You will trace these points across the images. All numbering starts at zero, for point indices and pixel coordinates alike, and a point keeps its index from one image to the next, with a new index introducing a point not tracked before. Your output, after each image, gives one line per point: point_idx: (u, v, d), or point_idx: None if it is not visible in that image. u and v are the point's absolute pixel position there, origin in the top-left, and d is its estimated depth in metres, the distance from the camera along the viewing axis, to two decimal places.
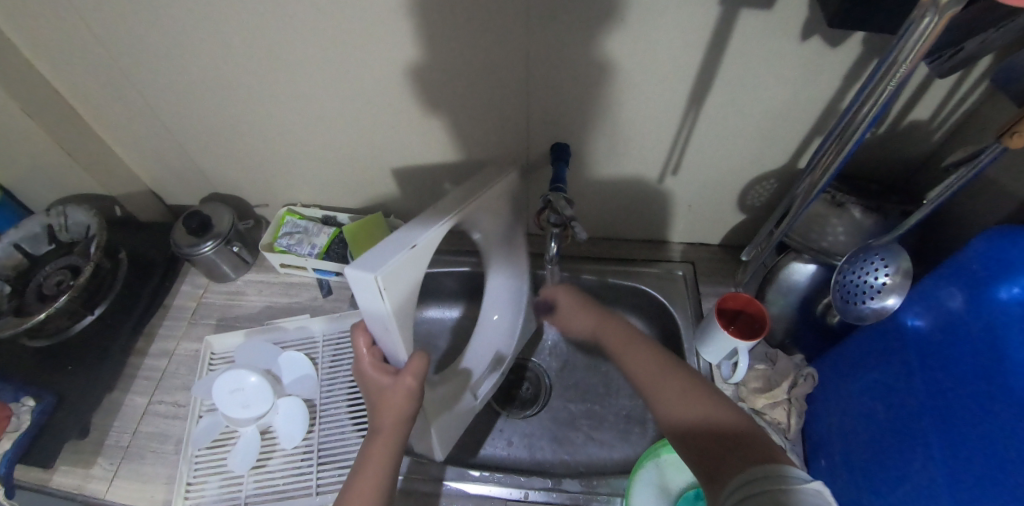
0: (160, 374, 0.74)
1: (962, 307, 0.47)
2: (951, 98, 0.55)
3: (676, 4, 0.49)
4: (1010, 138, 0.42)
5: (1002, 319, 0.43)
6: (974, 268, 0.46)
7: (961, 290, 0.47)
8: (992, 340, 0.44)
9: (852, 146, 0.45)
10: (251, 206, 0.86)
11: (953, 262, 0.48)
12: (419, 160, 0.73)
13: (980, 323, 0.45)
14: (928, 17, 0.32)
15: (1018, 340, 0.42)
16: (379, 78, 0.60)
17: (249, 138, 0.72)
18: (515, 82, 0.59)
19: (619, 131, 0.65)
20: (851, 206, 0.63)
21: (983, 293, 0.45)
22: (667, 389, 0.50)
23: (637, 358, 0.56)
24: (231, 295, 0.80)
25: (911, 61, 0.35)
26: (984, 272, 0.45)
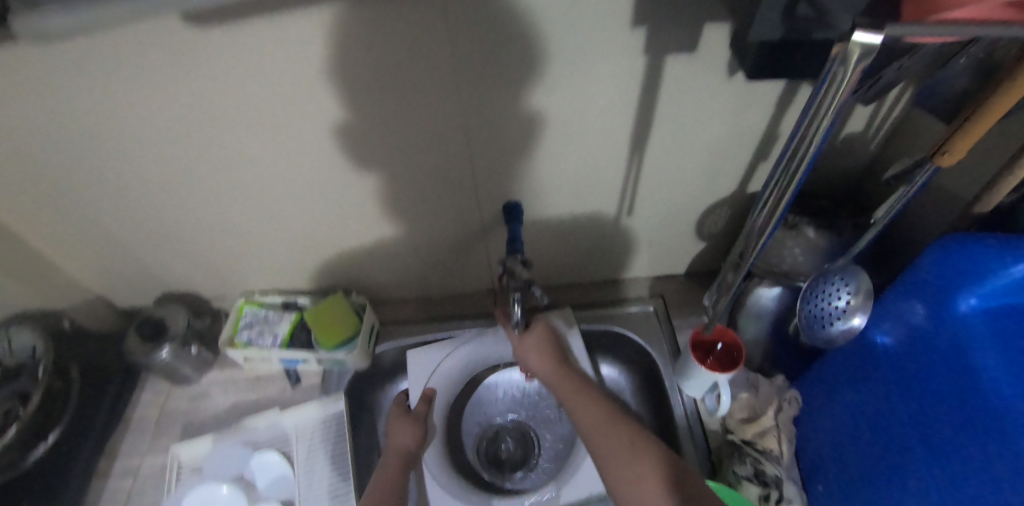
0: (125, 495, 0.69)
1: (925, 320, 0.47)
2: (878, 112, 0.57)
3: (601, 58, 0.50)
4: (941, 158, 0.42)
5: (968, 332, 0.43)
6: (930, 282, 0.46)
7: (923, 304, 0.47)
8: (961, 354, 0.44)
9: (790, 194, 0.43)
10: (208, 301, 0.83)
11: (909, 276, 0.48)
12: (373, 233, 0.72)
13: (946, 336, 0.45)
14: (839, 69, 0.30)
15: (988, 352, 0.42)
16: (321, 158, 0.60)
17: (199, 233, 0.71)
18: (459, 147, 0.59)
19: (568, 179, 0.65)
20: (805, 227, 0.62)
21: (943, 306, 0.45)
22: (618, 450, 0.52)
23: (589, 413, 0.57)
24: (195, 398, 0.76)
25: (832, 114, 0.33)
26: (942, 286, 0.45)
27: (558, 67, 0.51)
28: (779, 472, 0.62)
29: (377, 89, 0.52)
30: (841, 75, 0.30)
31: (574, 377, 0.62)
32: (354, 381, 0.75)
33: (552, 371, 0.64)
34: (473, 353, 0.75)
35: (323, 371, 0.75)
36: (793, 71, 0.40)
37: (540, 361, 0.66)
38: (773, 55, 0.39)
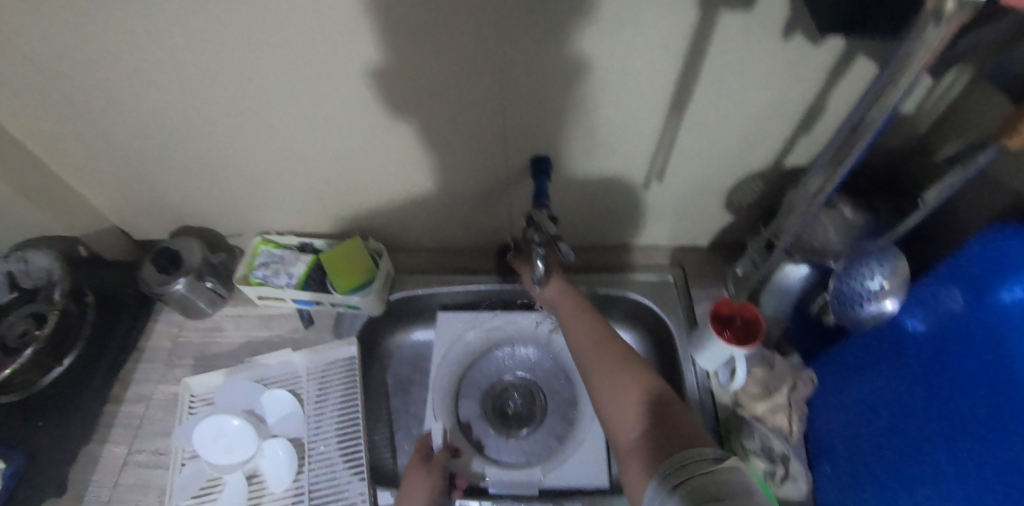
0: (138, 420, 0.69)
1: (962, 308, 0.44)
2: (935, 90, 0.53)
3: (651, 7, 0.47)
4: (1009, 137, 0.40)
5: (1010, 326, 0.40)
6: (972, 269, 0.43)
7: (961, 291, 0.44)
8: (998, 349, 0.40)
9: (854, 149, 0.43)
10: (224, 237, 0.82)
11: (953, 261, 0.45)
12: (394, 180, 0.70)
13: (981, 323, 0.42)
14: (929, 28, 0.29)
15: (1021, 343, 0.39)
16: (348, 96, 0.57)
17: (216, 166, 0.69)
18: (491, 95, 0.57)
19: (600, 137, 0.63)
20: (842, 206, 0.60)
21: (984, 294, 0.42)
22: (611, 369, 0.53)
23: (585, 331, 0.59)
24: (209, 331, 0.76)
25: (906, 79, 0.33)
26: (984, 273, 0.42)
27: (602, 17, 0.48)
28: (786, 448, 0.62)
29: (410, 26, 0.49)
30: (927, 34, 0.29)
31: (616, 352, 0.54)
32: (366, 325, 0.75)
33: (557, 294, 0.65)
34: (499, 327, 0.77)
35: (337, 314, 0.76)
36: (860, 32, 0.39)
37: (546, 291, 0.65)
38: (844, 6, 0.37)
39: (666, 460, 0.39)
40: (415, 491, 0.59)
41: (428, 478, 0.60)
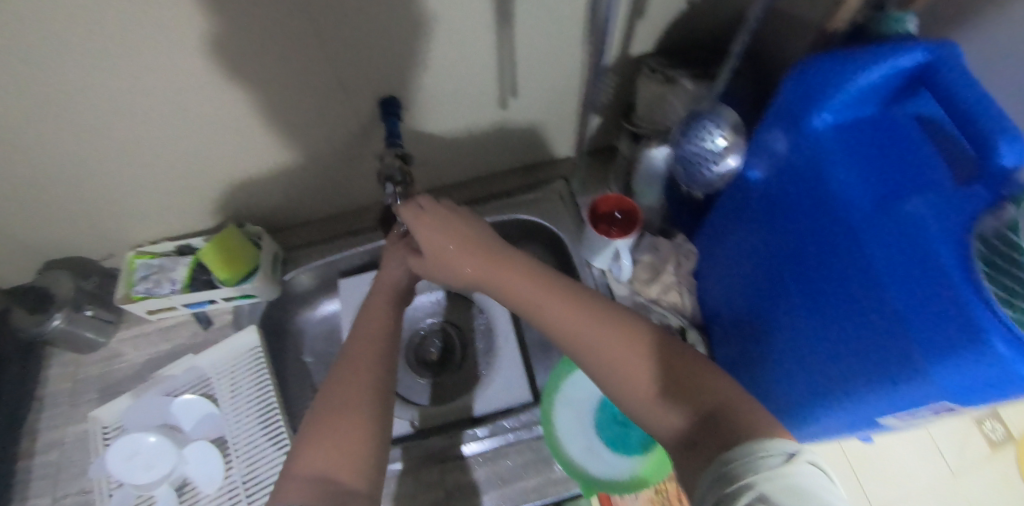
0: (55, 466, 0.66)
1: (786, 147, 0.47)
2: None
3: None
4: None
5: (829, 149, 0.42)
6: (789, 106, 0.44)
7: (783, 131, 0.46)
8: (819, 173, 0.43)
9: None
10: (95, 262, 0.76)
11: (774, 104, 0.47)
12: (245, 162, 0.65)
13: (801, 156, 0.45)
14: None
15: (839, 164, 0.42)
16: (136, 85, 0.50)
17: (40, 196, 0.62)
18: (295, 49, 0.50)
19: (440, 66, 0.58)
20: (681, 79, 0.56)
21: (800, 127, 0.44)
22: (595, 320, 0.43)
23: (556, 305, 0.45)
24: (108, 359, 0.73)
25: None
26: (798, 107, 0.44)
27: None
28: (681, 322, 0.66)
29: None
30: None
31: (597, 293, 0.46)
32: (267, 311, 0.74)
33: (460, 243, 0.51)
34: None
35: (234, 308, 0.73)
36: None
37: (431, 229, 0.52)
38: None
39: (716, 459, 0.31)
40: (393, 264, 0.60)
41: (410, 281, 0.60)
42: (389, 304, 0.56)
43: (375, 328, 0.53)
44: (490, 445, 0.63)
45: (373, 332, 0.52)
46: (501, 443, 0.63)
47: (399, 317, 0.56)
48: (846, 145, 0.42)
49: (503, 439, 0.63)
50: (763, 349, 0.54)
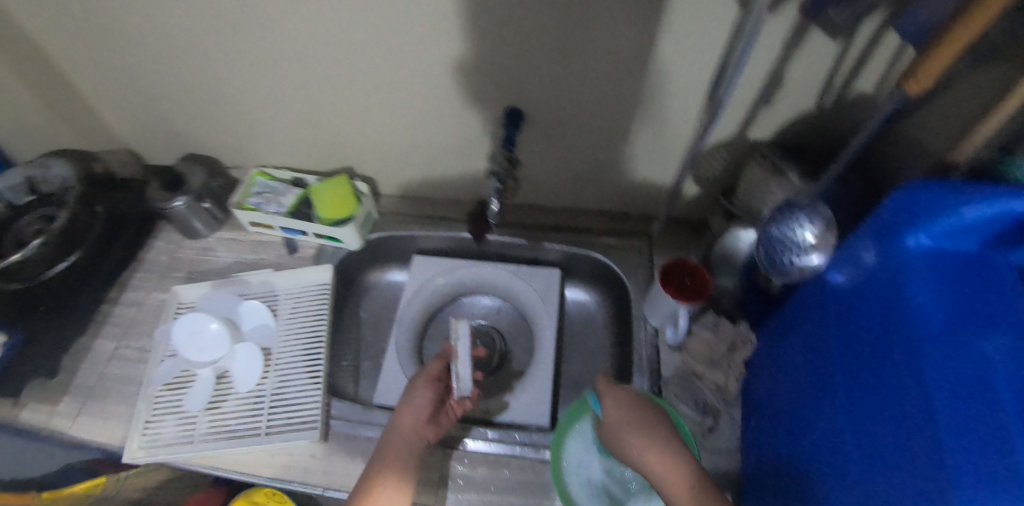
0: (128, 321, 0.75)
1: (874, 259, 0.46)
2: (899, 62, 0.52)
3: None
4: (908, 84, 0.41)
5: (911, 268, 0.41)
6: (886, 219, 0.44)
7: (874, 243, 0.45)
8: (895, 288, 0.42)
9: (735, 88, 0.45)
10: (225, 166, 0.88)
11: (874, 216, 0.46)
12: (376, 123, 0.74)
13: (886, 270, 0.44)
14: None
15: (921, 283, 0.41)
16: (328, 27, 0.61)
17: (213, 97, 0.75)
18: (457, 37, 0.59)
19: (569, 92, 0.64)
20: (790, 172, 0.59)
21: (892, 242, 0.43)
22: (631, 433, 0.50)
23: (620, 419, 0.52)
24: (202, 251, 0.82)
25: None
26: (894, 222, 0.43)
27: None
28: (717, 404, 0.67)
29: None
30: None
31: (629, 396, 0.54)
32: (343, 260, 0.80)
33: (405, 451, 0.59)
34: (468, 275, 0.82)
35: (319, 245, 0.81)
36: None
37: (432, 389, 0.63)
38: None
39: None
40: (416, 395, 0.62)
41: (430, 394, 0.62)
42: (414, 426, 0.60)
43: (393, 454, 0.58)
44: (493, 449, 0.65)
45: (397, 446, 0.59)
46: (503, 452, 0.65)
47: (416, 426, 0.60)
48: (936, 270, 0.41)
49: (506, 449, 0.65)
50: (796, 447, 0.52)
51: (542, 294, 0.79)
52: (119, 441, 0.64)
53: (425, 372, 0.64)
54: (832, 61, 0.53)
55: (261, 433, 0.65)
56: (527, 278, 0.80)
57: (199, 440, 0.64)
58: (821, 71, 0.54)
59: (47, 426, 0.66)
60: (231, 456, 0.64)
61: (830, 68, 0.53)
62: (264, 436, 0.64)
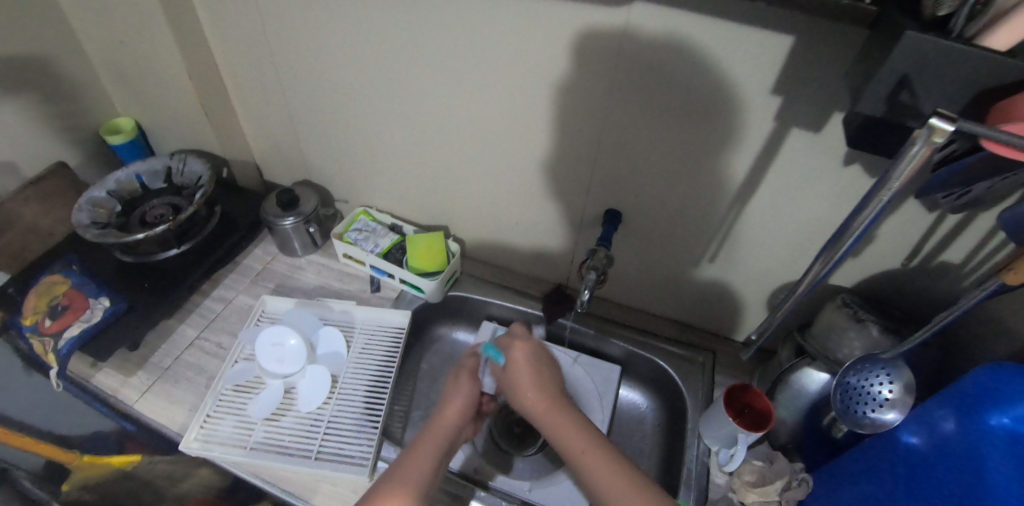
0: (214, 315, 0.80)
1: (955, 430, 0.47)
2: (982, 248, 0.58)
3: (730, 112, 0.58)
4: (1007, 274, 0.46)
5: (995, 449, 0.43)
6: (970, 394, 0.46)
7: (955, 414, 0.47)
8: (977, 465, 0.44)
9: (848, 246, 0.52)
10: (333, 197, 0.99)
11: (955, 386, 0.48)
12: (485, 193, 0.83)
13: (969, 444, 0.45)
14: (917, 145, 0.38)
15: (999, 467, 0.42)
16: (477, 108, 0.72)
17: (352, 140, 0.86)
18: (585, 139, 0.68)
19: (668, 207, 0.72)
20: (870, 324, 0.65)
21: (976, 418, 0.45)
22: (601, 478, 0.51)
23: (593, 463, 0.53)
24: (293, 268, 0.89)
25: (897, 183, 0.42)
26: (978, 399, 0.45)
27: (692, 100, 0.59)
28: None
29: (543, 65, 0.63)
30: (912, 153, 0.39)
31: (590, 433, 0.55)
32: (421, 308, 0.86)
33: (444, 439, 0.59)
34: None
35: (399, 290, 0.87)
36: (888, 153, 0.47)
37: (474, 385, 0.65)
38: (875, 128, 0.44)
39: None
40: (458, 390, 0.64)
41: (474, 386, 0.65)
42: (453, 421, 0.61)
43: (427, 444, 0.57)
44: None
45: (430, 440, 0.58)
46: None
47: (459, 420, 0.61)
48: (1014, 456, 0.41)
49: None
50: None
51: (599, 385, 0.82)
52: (178, 428, 0.68)
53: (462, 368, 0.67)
54: (924, 229, 0.60)
55: (310, 456, 0.65)
56: (586, 367, 0.84)
57: (252, 448, 0.65)
58: (913, 236, 0.61)
59: (116, 393, 0.70)
60: (277, 471, 0.65)
61: (919, 237, 0.61)
62: (312, 459, 0.65)
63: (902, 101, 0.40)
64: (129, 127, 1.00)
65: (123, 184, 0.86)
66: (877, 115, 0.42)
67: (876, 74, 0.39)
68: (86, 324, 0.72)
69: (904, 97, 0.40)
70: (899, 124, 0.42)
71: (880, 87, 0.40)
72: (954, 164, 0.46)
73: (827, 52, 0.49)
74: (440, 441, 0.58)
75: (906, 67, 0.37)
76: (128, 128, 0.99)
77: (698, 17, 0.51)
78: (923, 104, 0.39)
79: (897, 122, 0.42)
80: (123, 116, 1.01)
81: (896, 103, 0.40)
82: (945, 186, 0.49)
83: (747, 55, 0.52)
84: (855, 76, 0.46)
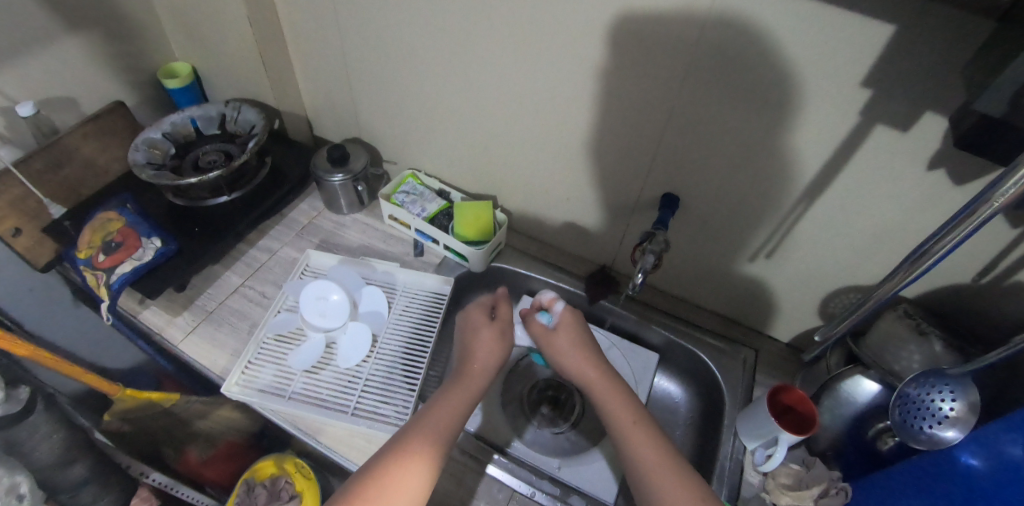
0: (259, 264, 0.81)
1: None
2: None
3: (816, 102, 0.54)
4: None
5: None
6: None
7: None
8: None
9: (928, 265, 0.52)
10: (381, 159, 0.99)
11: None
12: (537, 168, 0.82)
13: None
14: None
15: None
16: (537, 80, 0.69)
17: (407, 101, 0.85)
18: (651, 120, 0.66)
19: (730, 198, 0.69)
20: (934, 339, 0.61)
21: None
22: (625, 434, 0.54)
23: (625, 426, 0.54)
24: (338, 225, 0.89)
25: (1006, 197, 0.41)
26: None
27: (774, 87, 0.55)
28: None
29: (616, 38, 0.60)
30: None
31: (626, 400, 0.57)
32: (462, 277, 0.85)
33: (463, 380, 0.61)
34: None
35: (443, 257, 0.86)
36: (993, 158, 0.43)
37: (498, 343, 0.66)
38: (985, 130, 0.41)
39: None
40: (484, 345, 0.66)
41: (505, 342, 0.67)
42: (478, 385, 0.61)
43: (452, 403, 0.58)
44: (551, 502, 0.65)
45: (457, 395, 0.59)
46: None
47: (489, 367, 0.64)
48: None
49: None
50: None
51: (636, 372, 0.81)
52: (220, 371, 0.69)
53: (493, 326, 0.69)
54: (1005, 246, 0.56)
55: (347, 412, 0.65)
56: (625, 352, 0.84)
57: (291, 397, 0.66)
58: (990, 251, 0.58)
59: (161, 332, 0.72)
60: (314, 422, 0.65)
61: (997, 253, 0.57)
62: (349, 415, 0.65)
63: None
64: (187, 72, 0.99)
65: (179, 128, 0.87)
66: (995, 116, 0.39)
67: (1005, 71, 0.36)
68: (138, 262, 0.72)
69: None
70: (1017, 128, 0.39)
71: (1006, 84, 0.37)
72: None
73: (936, 45, 0.45)
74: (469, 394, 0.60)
75: None
76: (185, 73, 0.99)
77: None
78: None
79: (1016, 126, 0.39)
80: (182, 61, 1.01)
81: (1020, 104, 0.37)
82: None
83: (844, 43, 0.49)
84: (975, 74, 0.42)
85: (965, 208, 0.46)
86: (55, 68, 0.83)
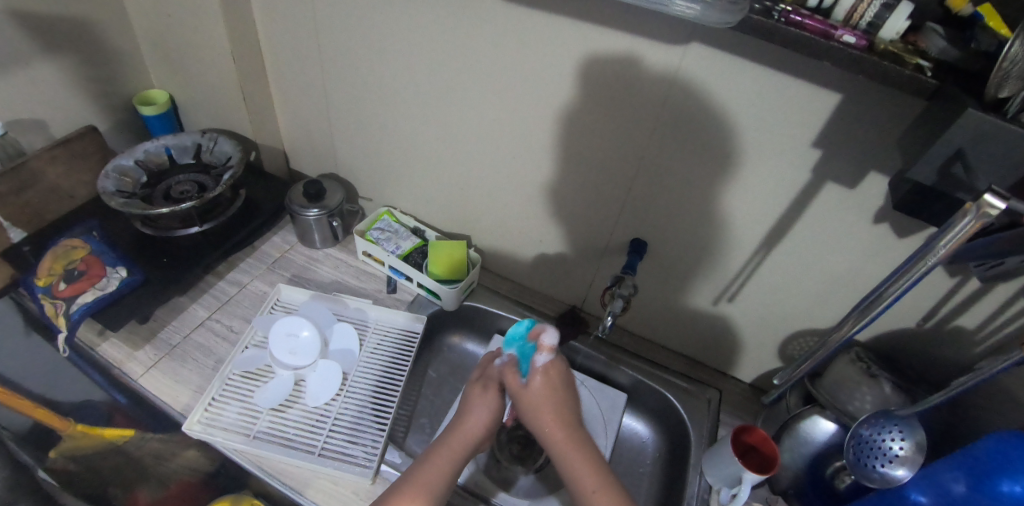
0: (227, 298, 0.79)
1: (964, 493, 0.48)
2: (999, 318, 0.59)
3: (770, 162, 0.59)
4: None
5: None
6: (980, 458, 0.48)
7: (965, 477, 0.48)
8: None
9: (876, 312, 0.56)
10: (357, 195, 1.00)
11: (963, 451, 0.50)
12: (511, 210, 0.84)
13: None
14: (967, 218, 0.39)
15: None
16: (512, 127, 0.73)
17: (386, 142, 0.87)
18: (620, 170, 0.70)
19: (695, 244, 0.73)
20: (884, 380, 0.66)
21: (986, 483, 0.46)
22: None
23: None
24: (311, 259, 0.89)
25: (941, 254, 0.44)
26: (989, 464, 0.47)
27: (732, 147, 0.60)
28: None
29: (585, 95, 0.64)
30: (960, 223, 0.41)
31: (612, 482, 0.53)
32: (434, 314, 0.86)
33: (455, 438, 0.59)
34: None
35: (416, 294, 0.87)
36: (926, 219, 0.48)
37: (488, 398, 0.61)
38: (921, 193, 0.45)
39: None
40: (478, 402, 0.61)
41: (499, 398, 0.61)
42: (475, 432, 0.59)
43: (440, 456, 0.57)
44: None
45: (451, 451, 0.57)
46: None
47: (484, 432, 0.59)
48: None
49: None
50: None
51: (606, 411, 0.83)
52: (181, 408, 0.66)
53: (485, 375, 0.64)
54: (939, 296, 0.61)
55: (313, 452, 0.64)
56: (594, 392, 0.85)
57: (255, 437, 0.64)
58: (929, 299, 0.62)
59: (120, 366, 0.69)
60: (278, 464, 0.63)
61: (934, 302, 0.62)
62: (315, 456, 0.63)
63: (952, 174, 0.41)
64: (164, 99, 0.98)
65: (152, 156, 0.86)
66: (926, 183, 0.44)
67: (932, 146, 0.40)
68: (101, 292, 0.70)
69: (957, 170, 0.41)
70: (948, 194, 0.43)
71: (934, 157, 0.41)
72: (982, 240, 0.46)
73: (874, 116, 0.50)
74: (457, 456, 0.57)
75: (963, 144, 0.38)
76: (161, 101, 0.98)
77: (749, 69, 0.53)
78: (976, 180, 0.40)
79: (945, 192, 0.44)
80: (158, 88, 1.01)
81: (947, 174, 0.41)
82: (977, 258, 0.48)
83: (793, 110, 0.54)
84: (910, 145, 0.47)
85: (904, 264, 0.51)
86: (26, 92, 0.82)
